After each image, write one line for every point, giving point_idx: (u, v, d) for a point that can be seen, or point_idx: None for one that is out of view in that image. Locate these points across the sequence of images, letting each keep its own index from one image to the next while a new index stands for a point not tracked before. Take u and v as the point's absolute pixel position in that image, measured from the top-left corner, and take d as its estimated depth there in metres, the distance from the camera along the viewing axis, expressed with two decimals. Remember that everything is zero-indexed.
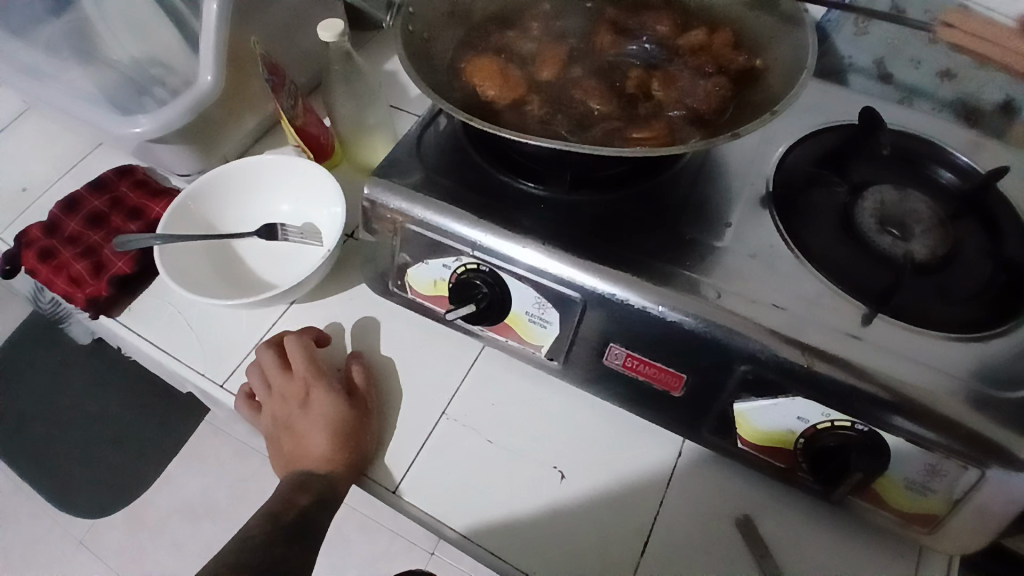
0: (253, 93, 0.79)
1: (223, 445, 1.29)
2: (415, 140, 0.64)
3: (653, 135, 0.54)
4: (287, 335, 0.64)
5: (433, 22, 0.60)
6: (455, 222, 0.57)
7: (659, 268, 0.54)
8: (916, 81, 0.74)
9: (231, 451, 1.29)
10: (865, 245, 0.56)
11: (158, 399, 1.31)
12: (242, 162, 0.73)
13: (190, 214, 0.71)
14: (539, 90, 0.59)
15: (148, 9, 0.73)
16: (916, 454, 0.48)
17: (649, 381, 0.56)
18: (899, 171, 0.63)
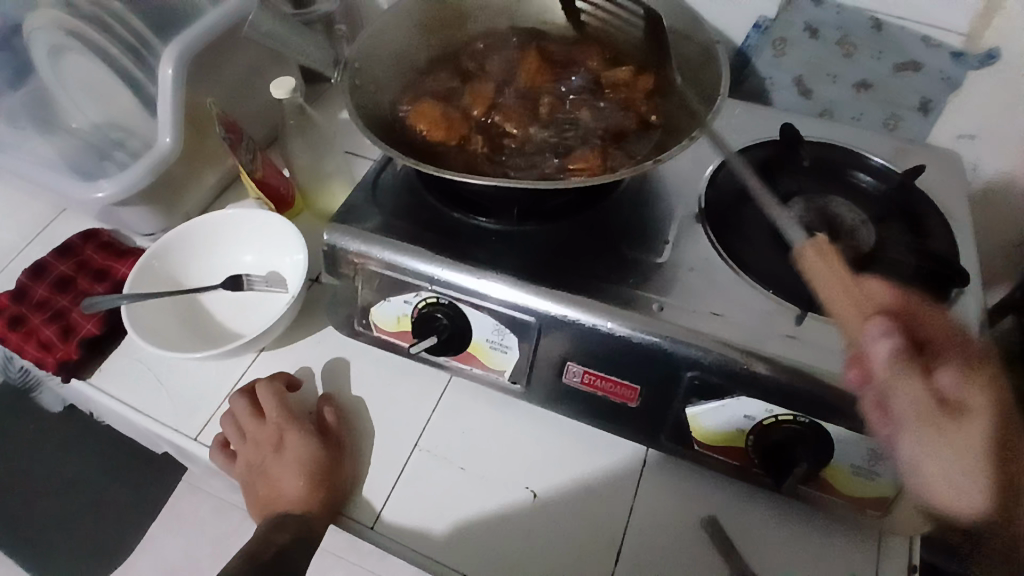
0: (212, 150, 0.82)
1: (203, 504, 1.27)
2: (371, 184, 0.68)
3: (588, 165, 0.57)
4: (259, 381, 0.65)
5: (376, 73, 0.65)
6: (413, 260, 0.60)
7: (606, 287, 0.57)
8: (834, 95, 0.80)
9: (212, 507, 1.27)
10: (796, 252, 0.61)
11: (136, 461, 1.29)
12: (203, 217, 0.75)
13: (157, 271, 0.72)
14: (479, 130, 0.63)
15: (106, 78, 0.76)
16: (858, 440, 0.51)
17: (607, 395, 0.59)
18: (823, 180, 0.68)
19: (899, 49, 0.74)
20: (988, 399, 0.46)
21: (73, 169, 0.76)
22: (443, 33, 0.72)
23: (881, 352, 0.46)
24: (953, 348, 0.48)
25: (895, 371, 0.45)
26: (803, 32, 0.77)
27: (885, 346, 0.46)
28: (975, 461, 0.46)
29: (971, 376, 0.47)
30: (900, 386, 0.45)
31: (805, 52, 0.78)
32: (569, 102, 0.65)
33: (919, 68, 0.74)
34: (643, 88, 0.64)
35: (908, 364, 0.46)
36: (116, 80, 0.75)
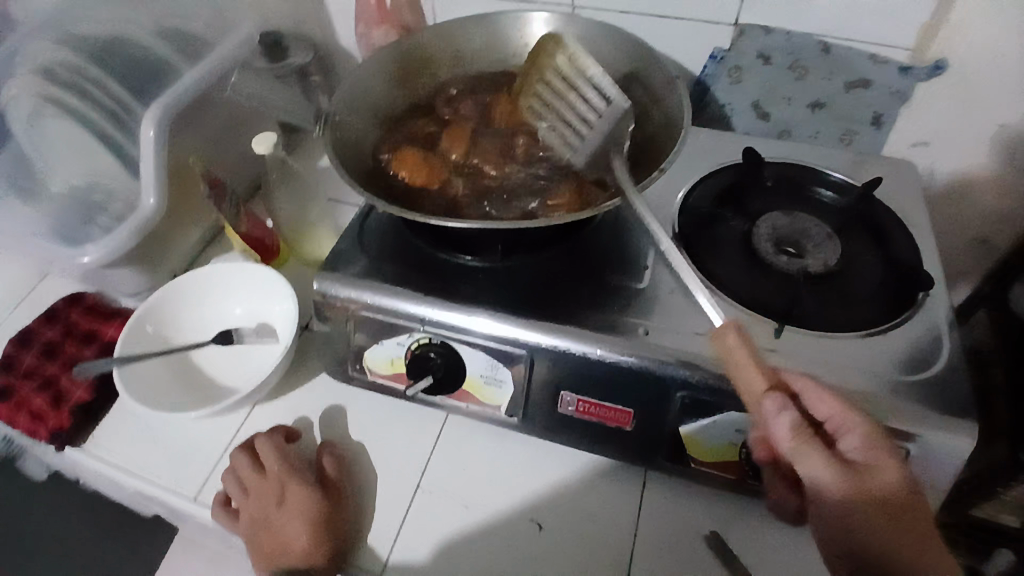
0: (195, 206, 0.83)
1: None
2: (357, 231, 0.69)
3: (566, 200, 0.60)
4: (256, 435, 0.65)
5: (355, 126, 0.67)
6: (403, 302, 0.61)
7: (593, 316, 0.59)
8: (791, 115, 0.84)
9: None
10: (769, 267, 0.63)
11: (127, 523, 1.25)
12: (190, 274, 0.76)
13: (147, 332, 0.72)
14: (459, 173, 0.65)
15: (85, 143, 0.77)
16: None
17: (602, 421, 0.60)
18: (788, 197, 0.71)
19: (848, 70, 0.78)
20: (888, 461, 0.49)
21: (57, 232, 0.74)
22: (417, 82, 0.75)
23: (779, 428, 0.49)
24: (852, 425, 0.50)
25: (798, 440, 0.48)
26: (757, 60, 0.82)
27: (781, 422, 0.48)
28: (881, 519, 0.48)
29: (870, 445, 0.49)
30: (806, 452, 0.49)
31: (761, 78, 0.83)
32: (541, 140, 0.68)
33: (867, 85, 0.78)
34: None
35: (806, 436, 0.49)
36: (97, 144, 0.76)
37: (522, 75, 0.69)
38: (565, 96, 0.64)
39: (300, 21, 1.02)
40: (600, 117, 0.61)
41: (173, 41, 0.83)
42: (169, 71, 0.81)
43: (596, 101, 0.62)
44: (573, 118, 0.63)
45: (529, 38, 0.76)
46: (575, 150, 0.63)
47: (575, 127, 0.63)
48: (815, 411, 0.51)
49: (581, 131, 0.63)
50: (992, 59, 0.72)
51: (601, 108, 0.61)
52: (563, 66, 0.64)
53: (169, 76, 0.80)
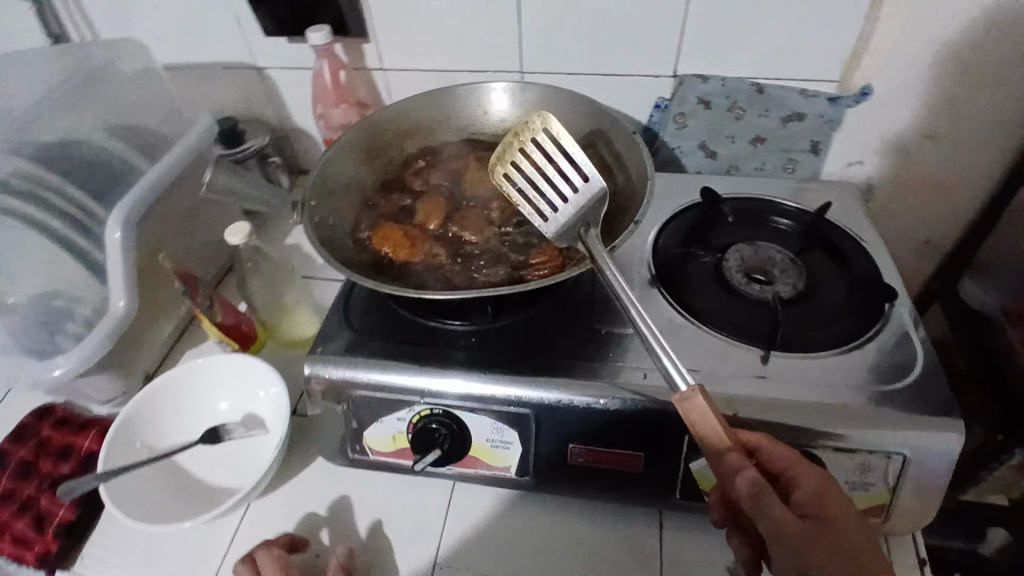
0: (166, 302, 0.81)
1: None
2: (343, 309, 0.69)
3: (548, 258, 0.62)
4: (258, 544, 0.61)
5: (332, 207, 0.69)
6: (400, 377, 0.61)
7: (589, 365, 0.61)
8: (736, 151, 0.91)
9: None
10: (744, 296, 0.67)
11: None
12: (169, 374, 0.73)
13: (129, 440, 0.69)
14: (439, 242, 0.67)
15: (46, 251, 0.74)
16: (846, 458, 0.55)
17: (612, 469, 0.60)
18: (749, 227, 0.76)
19: (782, 105, 0.86)
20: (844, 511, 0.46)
21: (22, 347, 0.71)
22: (385, 158, 0.78)
23: (740, 479, 0.45)
24: (805, 476, 0.47)
25: (759, 492, 0.44)
26: (697, 105, 0.88)
27: (743, 473, 0.45)
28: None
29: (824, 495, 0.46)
30: (767, 505, 0.44)
31: (702, 121, 0.89)
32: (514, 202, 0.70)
33: (800, 117, 0.86)
34: None
35: (766, 487, 0.45)
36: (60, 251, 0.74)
37: (505, 138, 0.66)
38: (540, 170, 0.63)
39: (254, 107, 1.03)
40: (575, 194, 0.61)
41: (129, 140, 0.82)
42: (129, 171, 0.80)
43: (573, 180, 0.61)
44: (549, 193, 0.63)
45: (487, 107, 0.80)
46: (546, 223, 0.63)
47: (550, 200, 0.63)
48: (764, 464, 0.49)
49: (555, 204, 0.62)
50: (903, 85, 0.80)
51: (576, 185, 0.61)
52: (544, 141, 0.63)
53: (129, 176, 0.79)
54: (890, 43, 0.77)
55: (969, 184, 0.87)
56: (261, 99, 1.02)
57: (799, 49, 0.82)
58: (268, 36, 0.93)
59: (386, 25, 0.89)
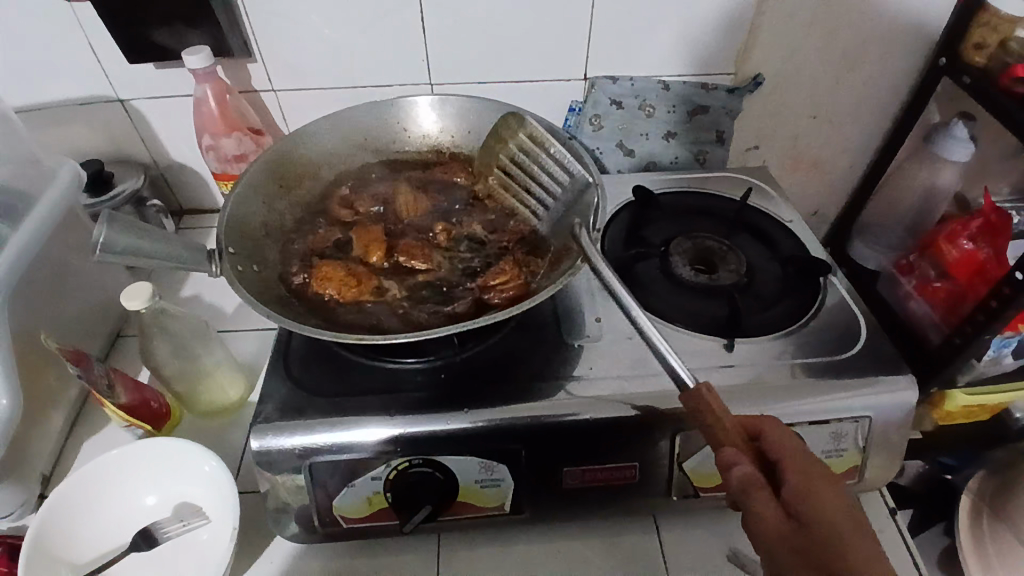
0: (52, 387, 0.69)
1: None
2: (282, 363, 0.61)
3: (508, 277, 0.59)
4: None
5: (255, 251, 0.60)
6: (369, 432, 0.55)
7: (568, 381, 0.59)
8: (651, 147, 0.93)
9: None
10: (696, 288, 0.68)
11: None
12: (78, 474, 0.61)
13: (42, 566, 0.57)
14: (386, 275, 0.62)
15: None
16: (820, 429, 0.58)
17: (606, 484, 0.58)
18: (683, 219, 0.78)
19: (686, 101, 0.90)
20: (844, 510, 0.42)
21: None
22: (302, 189, 0.70)
23: (731, 473, 0.43)
24: (811, 472, 0.44)
25: (749, 488, 0.43)
26: (610, 106, 0.90)
27: (736, 467, 0.43)
28: None
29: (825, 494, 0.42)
30: (754, 502, 0.42)
31: (616, 122, 0.91)
32: (456, 224, 0.67)
33: (704, 109, 0.90)
34: (513, 200, 0.67)
35: (758, 484, 0.42)
36: None
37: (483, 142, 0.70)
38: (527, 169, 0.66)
39: (121, 145, 0.90)
40: (564, 187, 0.63)
41: None
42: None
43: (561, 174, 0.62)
44: (541, 190, 0.65)
45: (407, 124, 0.75)
46: (545, 219, 0.64)
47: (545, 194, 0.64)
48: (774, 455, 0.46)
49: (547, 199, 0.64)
50: (787, 74, 0.87)
51: (564, 178, 0.63)
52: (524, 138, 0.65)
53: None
54: (773, 37, 0.84)
55: (846, 158, 0.97)
56: (127, 136, 0.88)
57: (696, 46, 0.86)
58: (131, 64, 0.80)
59: (274, 43, 0.81)
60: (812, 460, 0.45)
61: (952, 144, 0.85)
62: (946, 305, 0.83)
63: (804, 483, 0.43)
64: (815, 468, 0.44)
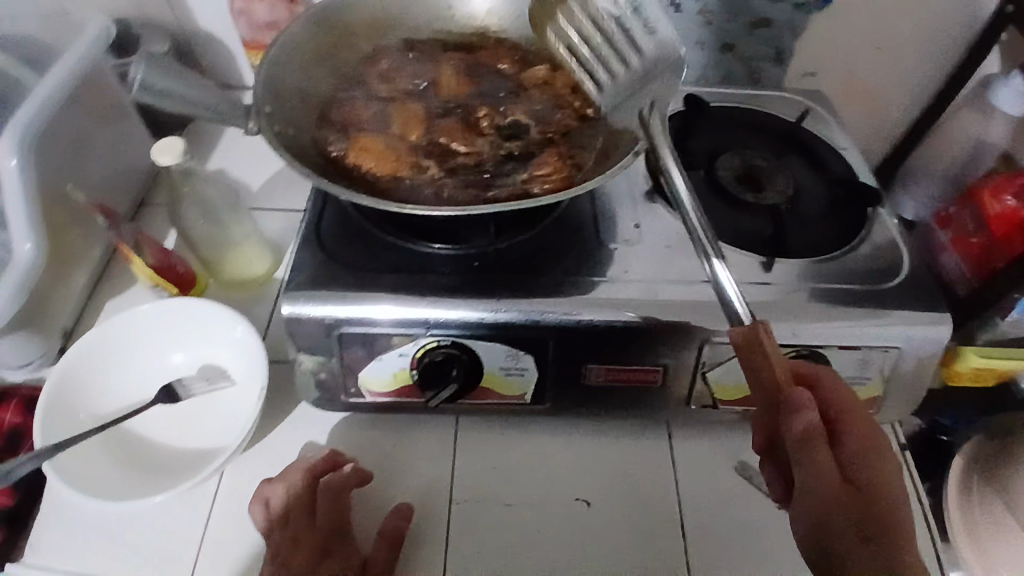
0: (77, 242, 0.68)
1: None
2: (314, 236, 0.60)
3: (553, 170, 0.57)
4: (322, 469, 0.56)
5: (292, 115, 0.58)
6: (401, 309, 0.55)
7: (602, 283, 0.58)
8: (707, 59, 0.87)
9: None
10: (743, 205, 0.65)
11: None
12: (104, 328, 0.61)
13: (67, 409, 0.58)
14: (424, 154, 0.59)
15: None
16: (849, 355, 0.58)
17: (629, 386, 0.59)
18: (735, 133, 0.74)
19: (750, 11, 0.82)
20: (895, 477, 0.44)
21: None
22: (339, 57, 0.66)
23: (798, 419, 0.43)
24: (864, 425, 0.46)
25: (812, 437, 0.43)
26: (667, 9, 0.83)
27: (804, 414, 0.43)
28: (886, 553, 0.41)
29: (876, 448, 0.45)
30: (816, 450, 0.43)
31: (671, 27, 0.84)
32: (501, 109, 0.63)
33: (768, 22, 0.83)
34: (561, 93, 0.64)
35: (820, 434, 0.43)
36: None
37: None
38: (599, 31, 0.61)
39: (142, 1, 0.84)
40: (642, 58, 0.60)
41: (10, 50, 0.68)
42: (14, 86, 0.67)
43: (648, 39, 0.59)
44: (605, 55, 0.61)
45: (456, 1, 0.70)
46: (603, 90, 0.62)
47: (605, 64, 0.61)
48: (823, 405, 0.47)
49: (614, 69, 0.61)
50: None
51: (646, 47, 0.60)
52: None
53: (11, 95, 0.66)
54: None
55: (910, 93, 0.91)
56: None
57: None
58: None
59: None
60: (860, 412, 0.47)
61: (1003, 92, 0.79)
62: (979, 258, 0.76)
63: (859, 445, 0.45)
64: (868, 430, 0.46)
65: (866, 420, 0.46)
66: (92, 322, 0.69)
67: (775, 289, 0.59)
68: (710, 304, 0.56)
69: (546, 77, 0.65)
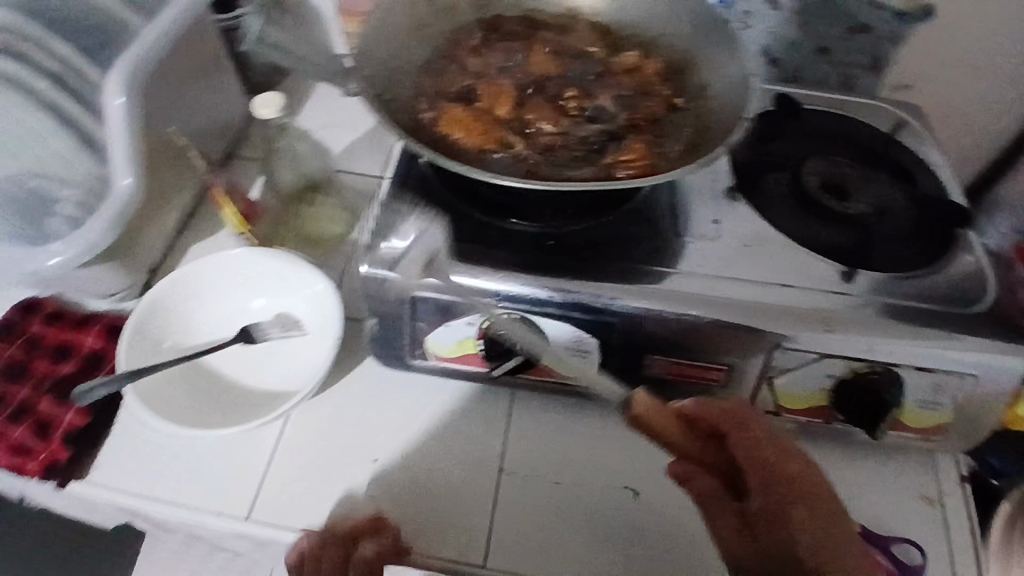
0: (172, 185, 0.72)
1: None
2: (395, 199, 0.62)
3: (636, 156, 0.57)
4: (360, 530, 0.56)
5: (386, 80, 0.59)
6: (473, 278, 0.56)
7: (673, 275, 0.57)
8: (800, 60, 0.84)
9: None
10: (826, 213, 0.63)
11: None
12: (189, 268, 0.65)
13: (151, 339, 0.62)
14: (509, 128, 0.59)
15: (43, 127, 0.68)
16: (922, 377, 0.56)
17: (690, 381, 0.59)
18: (824, 138, 0.72)
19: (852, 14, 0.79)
20: (805, 525, 0.48)
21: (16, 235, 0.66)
22: (433, 27, 0.66)
23: (689, 484, 0.52)
24: (759, 479, 0.50)
25: (703, 497, 0.52)
26: (763, 5, 0.80)
27: (690, 481, 0.52)
28: None
29: (780, 496, 0.49)
30: (709, 509, 0.51)
31: (765, 24, 0.82)
32: (588, 91, 0.63)
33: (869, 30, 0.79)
34: (650, 80, 0.64)
35: (710, 496, 0.51)
36: (60, 130, 0.68)
37: None
38: None
39: None
40: None
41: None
42: (124, 31, 0.70)
43: None
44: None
45: None
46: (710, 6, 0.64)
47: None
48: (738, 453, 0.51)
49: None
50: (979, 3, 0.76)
51: None
52: None
53: (123, 40, 0.70)
54: None
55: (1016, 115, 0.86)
56: None
57: None
58: None
59: None
60: (768, 467, 0.50)
61: None
62: None
63: (758, 498, 0.49)
64: (777, 480, 0.49)
65: (771, 471, 0.49)
66: (177, 262, 0.73)
67: (853, 300, 0.57)
68: (782, 309, 0.56)
69: (635, 63, 0.64)
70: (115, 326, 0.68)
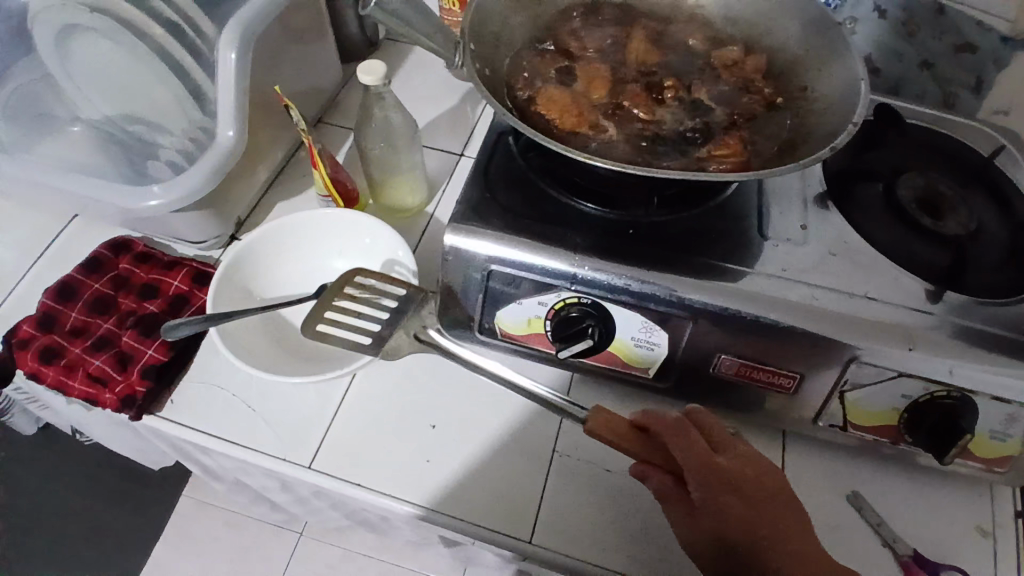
0: (267, 142, 0.75)
1: (211, 520, 1.25)
2: (481, 173, 0.63)
3: (730, 152, 0.56)
4: None
5: (488, 54, 0.60)
6: (551, 259, 0.56)
7: (753, 276, 0.57)
8: (901, 71, 0.81)
9: (222, 523, 1.25)
10: (919, 230, 0.61)
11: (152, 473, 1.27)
12: (276, 223, 0.67)
13: (235, 286, 0.65)
14: (602, 113, 0.59)
15: (152, 74, 0.71)
16: (997, 407, 0.54)
17: (757, 385, 0.58)
18: (922, 154, 0.69)
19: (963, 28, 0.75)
20: (760, 520, 0.46)
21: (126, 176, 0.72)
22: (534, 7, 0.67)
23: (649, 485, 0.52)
24: (698, 473, 0.48)
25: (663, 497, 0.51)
26: (871, 13, 0.80)
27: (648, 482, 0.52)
28: None
29: (717, 490, 0.47)
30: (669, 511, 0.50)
31: (869, 33, 0.81)
32: (686, 82, 0.62)
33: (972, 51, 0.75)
34: (750, 77, 0.62)
35: (670, 495, 0.50)
36: (168, 78, 0.71)
37: None
38: None
39: None
40: None
41: None
42: None
43: None
44: None
45: None
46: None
47: None
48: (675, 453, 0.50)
49: None
50: None
51: None
52: None
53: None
54: None
55: None
56: None
57: None
58: None
59: None
60: (709, 463, 0.48)
61: None
62: None
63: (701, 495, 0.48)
64: (713, 477, 0.48)
65: (709, 467, 0.48)
66: (262, 216, 0.76)
67: (939, 322, 0.55)
68: (864, 322, 0.54)
69: (736, 59, 0.64)
70: (201, 273, 0.71)
